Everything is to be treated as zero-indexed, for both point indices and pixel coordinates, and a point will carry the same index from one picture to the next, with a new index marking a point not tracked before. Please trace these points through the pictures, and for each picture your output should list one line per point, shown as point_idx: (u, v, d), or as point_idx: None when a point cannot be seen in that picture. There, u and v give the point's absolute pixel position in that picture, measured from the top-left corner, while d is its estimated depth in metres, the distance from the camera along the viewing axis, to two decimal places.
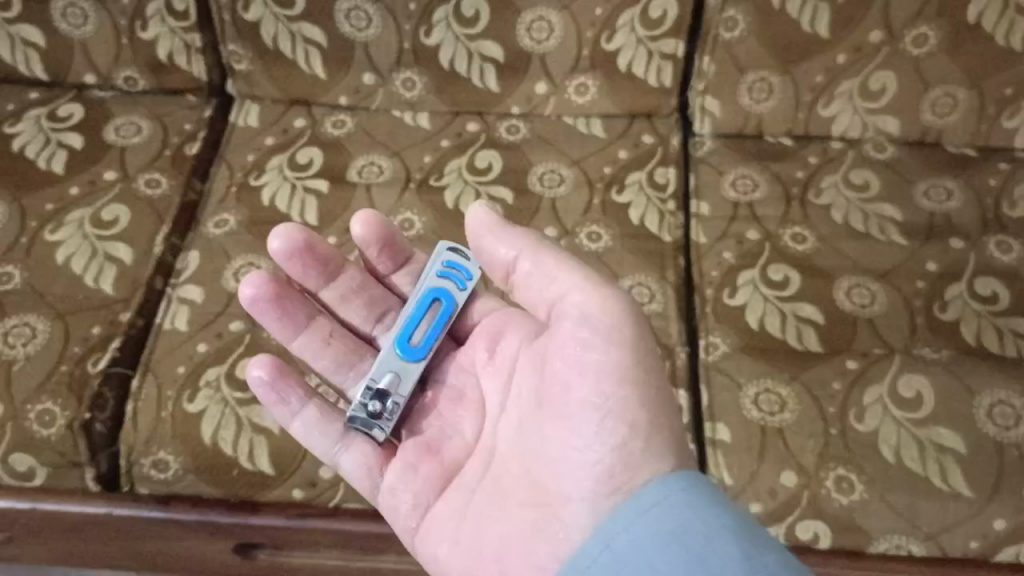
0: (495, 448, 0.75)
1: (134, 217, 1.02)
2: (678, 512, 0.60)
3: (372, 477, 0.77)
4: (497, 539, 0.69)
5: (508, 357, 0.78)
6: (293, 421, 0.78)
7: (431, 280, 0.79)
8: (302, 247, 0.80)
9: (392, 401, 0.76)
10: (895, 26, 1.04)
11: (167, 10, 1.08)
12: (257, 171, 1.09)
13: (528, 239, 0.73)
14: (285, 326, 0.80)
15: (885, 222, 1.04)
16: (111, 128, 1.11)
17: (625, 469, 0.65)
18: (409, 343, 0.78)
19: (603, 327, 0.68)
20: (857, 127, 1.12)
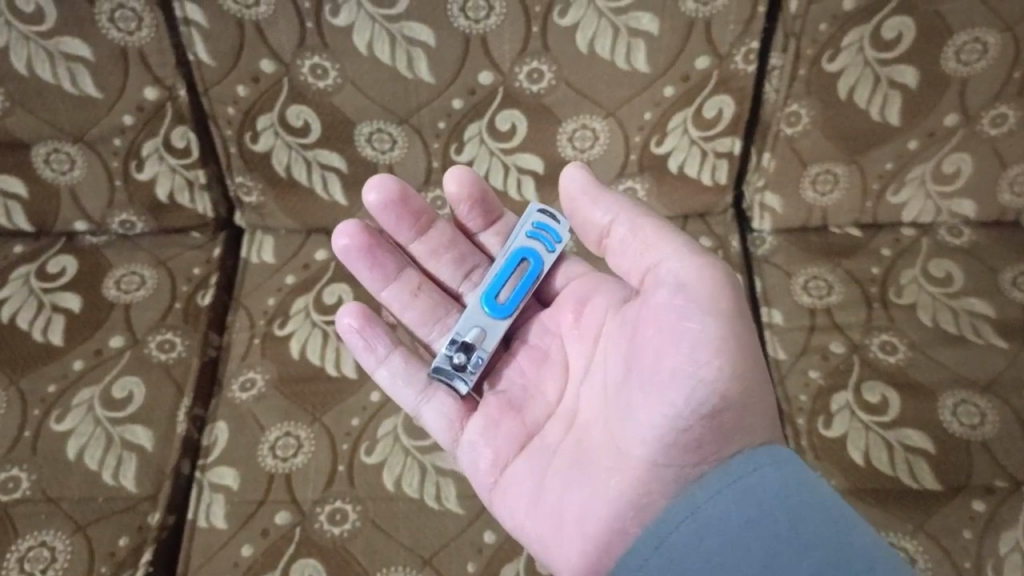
0: (579, 410, 0.74)
1: (149, 391, 0.91)
2: (770, 486, 0.60)
3: (453, 431, 0.79)
4: (575, 502, 0.68)
5: (594, 321, 0.78)
6: (379, 368, 0.81)
7: (520, 240, 0.81)
8: (396, 200, 0.83)
9: (477, 355, 0.78)
10: (973, 109, 0.94)
11: (165, 148, 0.96)
12: (282, 317, 0.98)
13: (623, 204, 0.74)
14: (376, 276, 0.85)
15: (978, 322, 0.95)
16: (111, 282, 0.99)
17: (716, 441, 0.64)
18: (496, 300, 0.80)
19: (701, 300, 0.66)
20: (930, 212, 1.02)
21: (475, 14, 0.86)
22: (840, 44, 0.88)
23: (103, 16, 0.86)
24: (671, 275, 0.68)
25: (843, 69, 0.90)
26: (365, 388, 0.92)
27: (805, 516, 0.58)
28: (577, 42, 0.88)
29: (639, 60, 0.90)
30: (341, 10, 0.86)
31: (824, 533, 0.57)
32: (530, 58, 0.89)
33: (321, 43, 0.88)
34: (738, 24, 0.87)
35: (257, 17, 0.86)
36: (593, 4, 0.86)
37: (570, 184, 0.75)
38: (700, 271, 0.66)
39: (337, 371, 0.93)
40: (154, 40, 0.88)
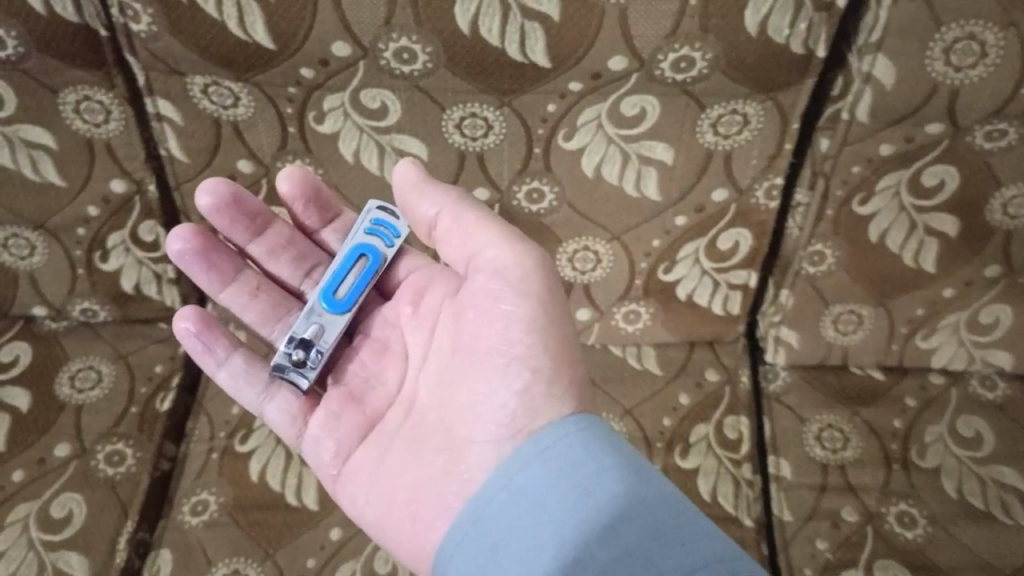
0: (418, 395, 0.69)
1: (91, 512, 0.82)
2: (572, 453, 0.57)
3: (297, 426, 0.71)
4: (408, 485, 0.64)
5: (432, 310, 0.72)
6: (218, 371, 0.73)
7: (357, 236, 0.72)
8: (227, 202, 0.72)
9: (317, 350, 0.70)
10: (1016, 262, 0.85)
11: (132, 240, 0.89)
12: (244, 431, 0.89)
13: (452, 195, 0.67)
14: (213, 279, 0.74)
15: (1007, 495, 0.85)
16: (64, 377, 0.91)
17: (528, 413, 0.62)
18: (335, 296, 0.71)
19: (515, 280, 0.64)
20: (961, 360, 0.92)
21: (471, 132, 0.79)
22: (874, 187, 0.80)
23: (68, 106, 0.80)
24: (488, 264, 0.65)
25: (875, 213, 0.82)
26: (323, 523, 0.82)
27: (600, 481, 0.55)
28: (582, 164, 0.80)
29: (650, 187, 0.82)
30: (325, 118, 0.78)
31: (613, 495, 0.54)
32: (530, 177, 0.82)
33: (304, 148, 0.81)
34: (761, 159, 0.79)
35: (235, 118, 0.79)
36: (603, 130, 0.78)
37: (401, 179, 0.67)
38: (514, 253, 0.64)
39: (297, 501, 0.84)
40: (123, 134, 0.82)
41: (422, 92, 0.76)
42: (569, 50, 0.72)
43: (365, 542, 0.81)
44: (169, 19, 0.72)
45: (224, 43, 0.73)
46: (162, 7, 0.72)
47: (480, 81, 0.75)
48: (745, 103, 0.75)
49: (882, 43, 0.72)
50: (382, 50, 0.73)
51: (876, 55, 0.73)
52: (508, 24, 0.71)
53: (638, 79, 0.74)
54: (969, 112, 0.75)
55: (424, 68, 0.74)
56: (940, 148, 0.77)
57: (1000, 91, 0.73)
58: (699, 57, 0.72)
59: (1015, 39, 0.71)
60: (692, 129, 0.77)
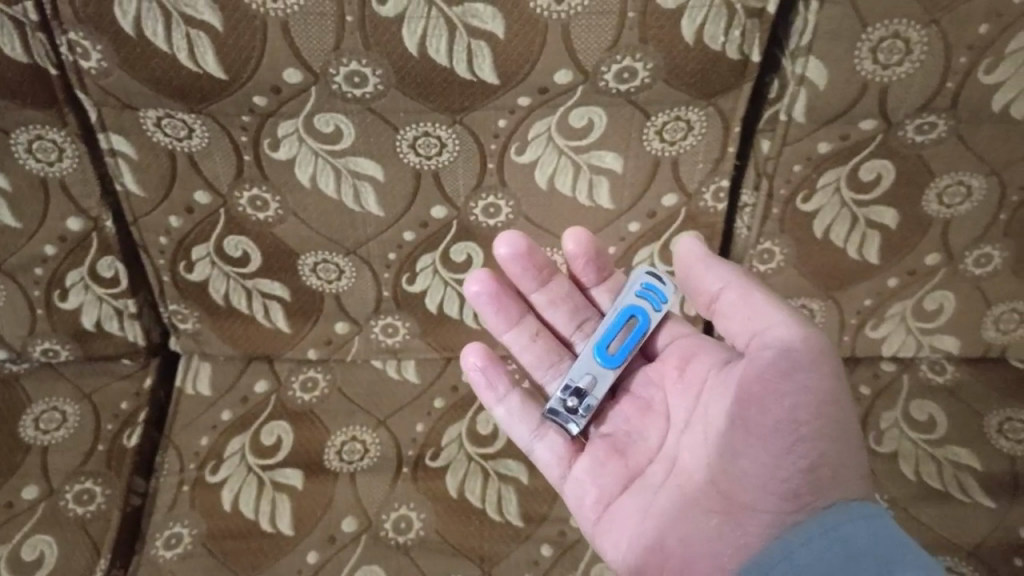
0: (679, 456, 0.69)
1: (62, 552, 0.82)
2: (861, 537, 0.57)
3: (562, 468, 0.75)
4: (677, 541, 0.64)
5: (697, 376, 0.70)
6: (497, 406, 0.79)
7: (628, 297, 0.74)
8: (521, 253, 0.78)
9: (588, 401, 0.74)
10: (955, 250, 0.88)
11: (91, 277, 0.88)
12: (214, 461, 0.88)
13: (737, 272, 0.66)
14: (501, 320, 0.81)
15: (962, 475, 0.88)
16: (29, 419, 0.91)
17: (810, 491, 0.60)
18: (607, 351, 0.74)
19: (802, 360, 0.59)
20: (911, 346, 0.95)
21: (426, 150, 0.80)
22: (815, 184, 0.84)
23: (21, 146, 0.80)
24: (770, 342, 0.61)
25: (819, 209, 0.85)
26: (300, 546, 0.82)
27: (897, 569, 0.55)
28: (537, 177, 0.82)
29: (602, 196, 0.84)
30: (280, 144, 0.79)
31: None
32: (486, 193, 0.84)
33: (261, 175, 0.82)
34: (707, 163, 0.82)
35: (191, 150, 0.80)
36: (553, 142, 0.80)
37: (682, 250, 0.69)
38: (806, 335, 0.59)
39: (272, 527, 0.84)
40: (78, 171, 0.82)
41: (375, 114, 0.78)
42: (516, 66, 0.75)
43: (342, 563, 0.81)
44: (120, 54, 0.74)
45: (176, 76, 0.74)
46: (112, 44, 0.73)
47: (430, 101, 0.77)
48: (688, 109, 0.78)
49: (813, 46, 0.76)
50: (333, 75, 0.75)
51: (807, 58, 0.76)
52: (455, 42, 0.73)
53: (584, 91, 0.77)
54: (900, 107, 0.79)
55: (376, 90, 0.76)
56: (875, 143, 0.81)
57: (926, 86, 0.77)
58: (641, 67, 0.75)
59: (937, 36, 0.75)
60: (639, 137, 0.80)
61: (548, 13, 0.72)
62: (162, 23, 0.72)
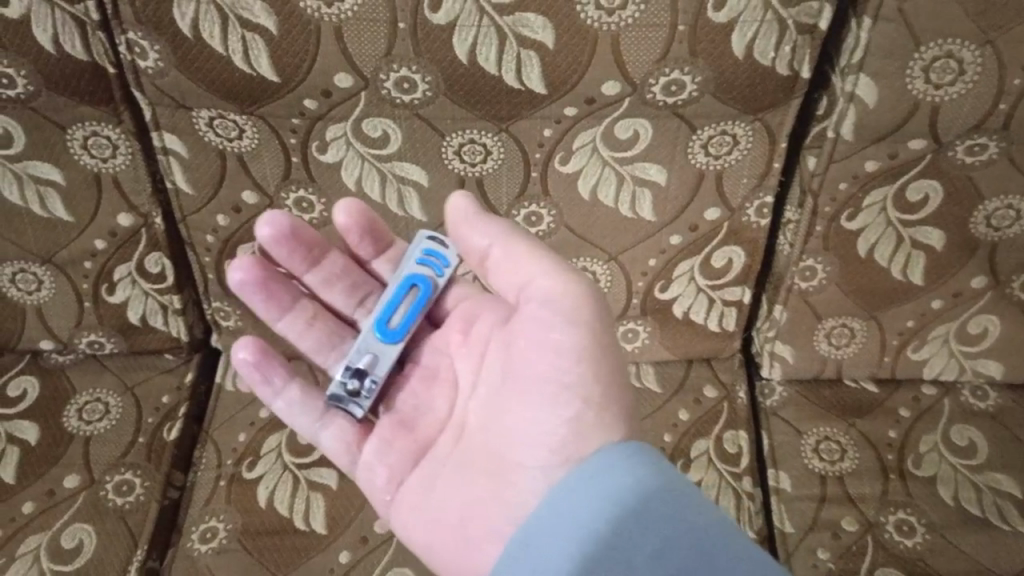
0: (467, 420, 0.68)
1: (101, 541, 0.83)
2: (622, 480, 0.57)
3: (350, 454, 0.71)
4: (462, 507, 0.64)
5: (480, 338, 0.70)
6: (275, 401, 0.72)
7: (409, 265, 0.70)
8: (283, 233, 0.71)
9: (371, 380, 0.68)
10: (1002, 273, 0.87)
11: (139, 272, 0.90)
12: (251, 458, 0.89)
13: (504, 226, 0.65)
14: (271, 308, 0.74)
15: (1003, 502, 0.86)
16: (72, 409, 0.93)
17: (575, 440, 0.61)
18: (388, 324, 0.70)
19: (566, 309, 0.62)
20: (952, 370, 0.94)
21: (471, 158, 0.81)
22: (861, 203, 0.83)
23: (76, 143, 0.82)
24: (537, 292, 0.63)
25: (865, 227, 0.84)
26: (332, 545, 0.83)
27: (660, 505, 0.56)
28: (580, 187, 0.83)
29: (645, 208, 0.84)
30: (329, 146, 0.80)
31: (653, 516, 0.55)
32: (528, 201, 0.84)
33: (308, 178, 0.83)
34: (751, 178, 0.82)
35: (240, 150, 0.81)
36: (597, 153, 0.80)
37: (454, 209, 0.65)
38: (567, 283, 0.62)
39: (306, 525, 0.84)
40: (130, 168, 0.84)
41: (423, 120, 0.78)
42: (564, 78, 0.75)
43: (374, 565, 0.81)
44: (177, 56, 0.75)
45: (229, 77, 0.76)
46: (170, 45, 0.75)
47: (479, 109, 0.77)
48: (735, 123, 0.78)
49: (864, 63, 0.75)
50: (383, 80, 0.76)
51: (858, 75, 0.76)
52: (504, 52, 0.74)
53: (631, 103, 0.77)
54: (951, 127, 0.78)
55: (423, 97, 0.77)
56: (925, 163, 0.80)
57: (979, 107, 0.76)
58: (689, 80, 0.75)
59: (992, 56, 0.74)
60: (684, 151, 0.80)
61: (598, 24, 0.72)
62: (218, 25, 0.73)
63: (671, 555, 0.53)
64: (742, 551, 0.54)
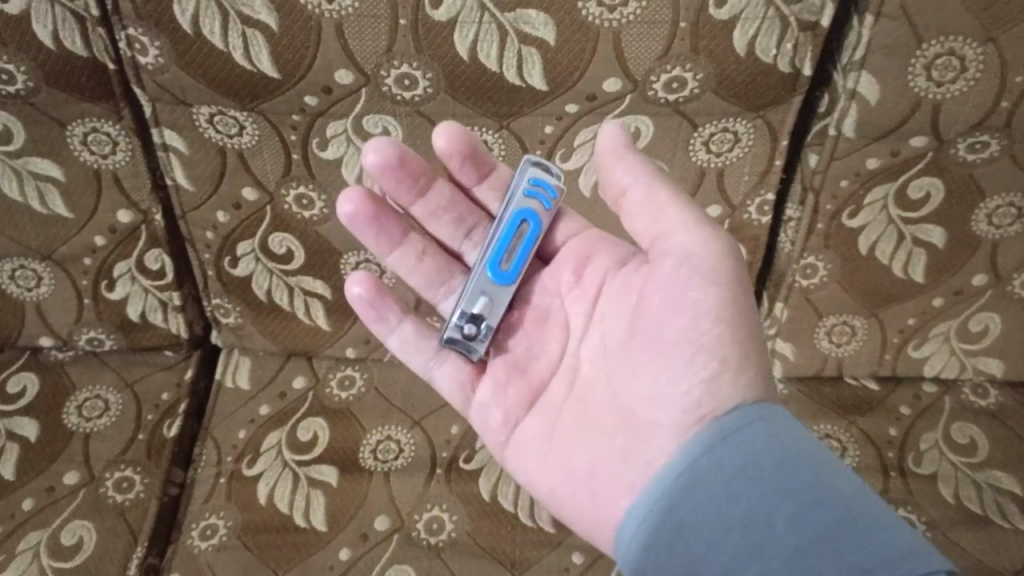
0: (582, 365, 0.69)
1: (100, 538, 0.83)
2: (758, 441, 0.56)
3: (463, 395, 0.73)
4: (586, 462, 0.64)
5: (595, 280, 0.71)
6: (389, 336, 0.74)
7: (517, 200, 0.70)
8: (392, 162, 0.70)
9: (486, 324, 0.71)
10: (1003, 271, 0.87)
11: (138, 269, 0.90)
12: (251, 455, 0.89)
13: (647, 168, 0.65)
14: (381, 243, 0.73)
15: (1002, 499, 0.86)
16: (72, 406, 0.92)
17: (711, 400, 0.59)
18: (501, 266, 0.71)
19: (705, 264, 0.61)
20: (953, 368, 0.94)
21: None
22: (862, 200, 0.83)
23: (76, 139, 0.82)
24: (675, 244, 0.63)
25: (865, 226, 0.84)
26: (332, 542, 0.83)
27: (799, 471, 0.54)
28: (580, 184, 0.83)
29: None
30: (329, 144, 0.80)
31: (793, 479, 0.53)
32: None
33: (308, 174, 0.83)
34: (753, 175, 0.82)
35: (240, 147, 0.81)
36: None
37: (603, 141, 0.65)
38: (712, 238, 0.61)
39: (306, 522, 0.84)
40: (130, 165, 0.84)
41: (424, 117, 0.78)
42: (565, 74, 0.75)
43: (374, 562, 0.81)
44: (177, 52, 0.75)
45: (229, 74, 0.76)
46: (170, 41, 0.74)
47: (480, 106, 0.77)
48: (736, 121, 0.78)
49: (866, 61, 0.75)
50: (384, 77, 0.76)
51: (860, 73, 0.76)
52: (505, 50, 0.74)
53: (633, 100, 0.77)
54: (952, 124, 0.78)
55: (425, 93, 0.77)
56: (926, 160, 0.80)
57: (981, 104, 0.76)
58: (691, 77, 0.75)
59: (993, 53, 0.74)
60: (685, 148, 0.80)
61: (599, 21, 0.72)
62: (219, 21, 0.73)
63: (803, 522, 0.51)
64: (888, 521, 0.51)
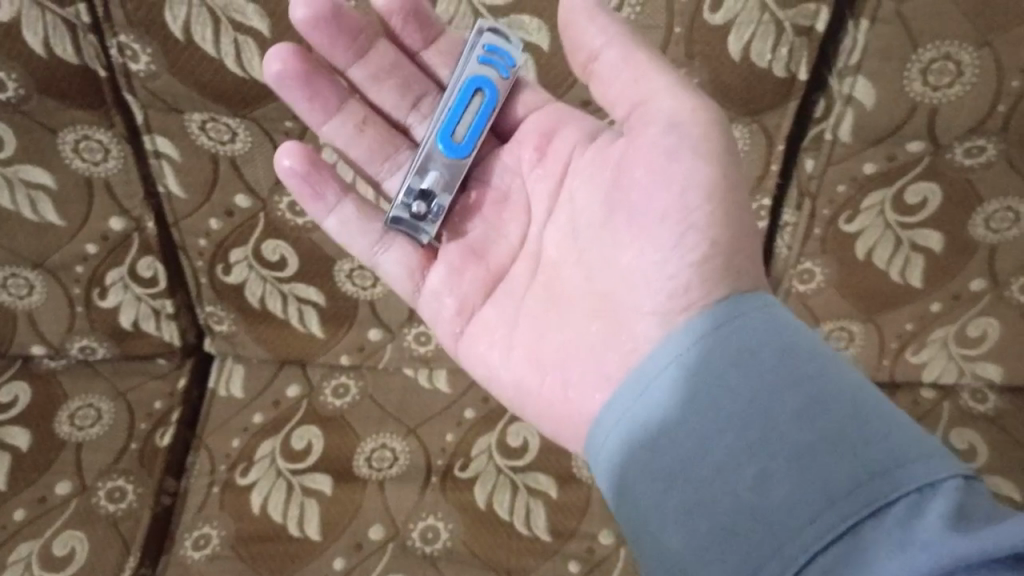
0: (546, 249, 0.65)
1: (93, 548, 0.82)
2: (756, 334, 0.50)
3: (413, 283, 0.69)
4: (556, 349, 0.60)
5: (560, 157, 0.66)
6: (328, 218, 0.69)
7: (471, 67, 0.65)
8: (326, 15, 0.65)
9: (438, 203, 0.66)
10: (1001, 275, 0.86)
11: (131, 276, 0.89)
12: (244, 464, 0.88)
13: (621, 30, 0.59)
14: (315, 108, 0.68)
15: (1001, 505, 0.85)
16: (64, 415, 0.91)
17: (701, 285, 0.54)
18: (453, 139, 0.66)
19: (691, 136, 0.56)
20: (952, 373, 0.92)
21: None
22: (858, 205, 0.82)
23: (67, 147, 0.81)
24: (657, 114, 0.58)
25: (862, 231, 0.84)
26: (325, 552, 0.82)
27: (800, 362, 0.48)
28: None
29: None
30: (323, 148, 0.80)
31: (793, 373, 0.47)
32: None
33: None
34: (750, 180, 0.81)
35: (232, 153, 0.81)
36: None
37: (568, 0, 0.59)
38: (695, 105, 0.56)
39: (299, 531, 0.83)
40: (122, 172, 0.83)
41: None
42: (559, 79, 0.75)
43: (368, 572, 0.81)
44: (169, 59, 0.75)
45: (221, 81, 0.76)
46: (161, 48, 0.74)
47: None
48: (731, 126, 0.78)
49: (861, 65, 0.75)
50: None
51: (855, 77, 0.76)
52: None
53: None
54: (948, 128, 0.77)
55: None
56: (922, 165, 0.80)
57: (977, 109, 0.76)
58: None
59: (990, 58, 0.73)
60: None
61: None
62: (210, 28, 0.73)
63: (806, 412, 0.45)
64: (899, 418, 0.45)
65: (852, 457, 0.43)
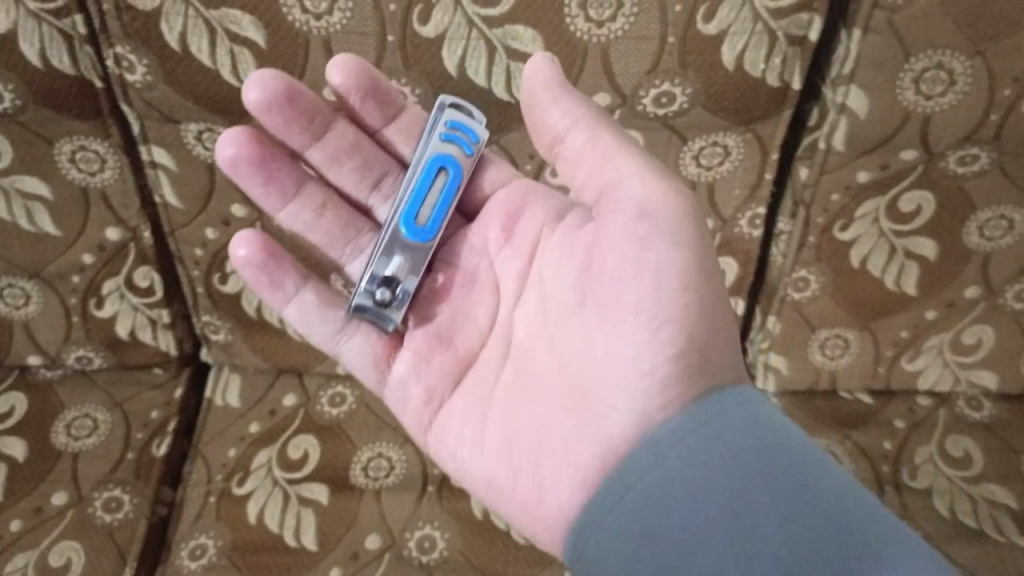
0: (514, 335, 0.66)
1: (89, 559, 0.82)
2: (735, 429, 0.52)
3: (380, 370, 0.69)
4: (523, 435, 0.60)
5: (528, 237, 0.67)
6: (287, 306, 0.69)
7: (433, 146, 0.67)
8: (281, 99, 0.67)
9: (402, 289, 0.66)
10: (996, 283, 0.86)
11: (127, 286, 0.89)
12: (241, 474, 0.88)
13: (586, 111, 0.61)
14: (272, 194, 0.69)
15: (996, 512, 0.85)
16: (60, 426, 0.92)
17: (670, 368, 0.55)
18: (416, 222, 0.67)
19: (660, 221, 0.58)
20: (947, 381, 0.93)
21: None
22: (853, 214, 0.83)
23: (63, 157, 0.81)
24: (629, 199, 0.59)
25: (856, 239, 0.84)
26: (322, 561, 0.82)
27: (781, 458, 0.51)
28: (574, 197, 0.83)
29: None
30: None
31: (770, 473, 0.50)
32: None
33: None
34: (743, 189, 0.82)
35: None
36: None
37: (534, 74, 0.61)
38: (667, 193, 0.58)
39: (296, 541, 0.83)
40: (118, 182, 0.83)
41: None
42: None
43: None
44: (165, 69, 0.75)
45: (218, 90, 0.76)
46: (157, 59, 0.74)
47: None
48: (725, 135, 0.78)
49: (855, 75, 0.75)
50: None
51: (848, 87, 0.76)
52: (494, 64, 0.75)
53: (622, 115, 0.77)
54: (941, 137, 0.77)
55: None
56: (916, 173, 0.80)
57: (970, 118, 0.76)
58: (680, 92, 0.76)
59: (982, 67, 0.74)
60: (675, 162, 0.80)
61: (587, 37, 0.73)
62: (206, 39, 0.74)
63: (781, 512, 0.48)
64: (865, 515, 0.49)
65: (823, 556, 0.46)
